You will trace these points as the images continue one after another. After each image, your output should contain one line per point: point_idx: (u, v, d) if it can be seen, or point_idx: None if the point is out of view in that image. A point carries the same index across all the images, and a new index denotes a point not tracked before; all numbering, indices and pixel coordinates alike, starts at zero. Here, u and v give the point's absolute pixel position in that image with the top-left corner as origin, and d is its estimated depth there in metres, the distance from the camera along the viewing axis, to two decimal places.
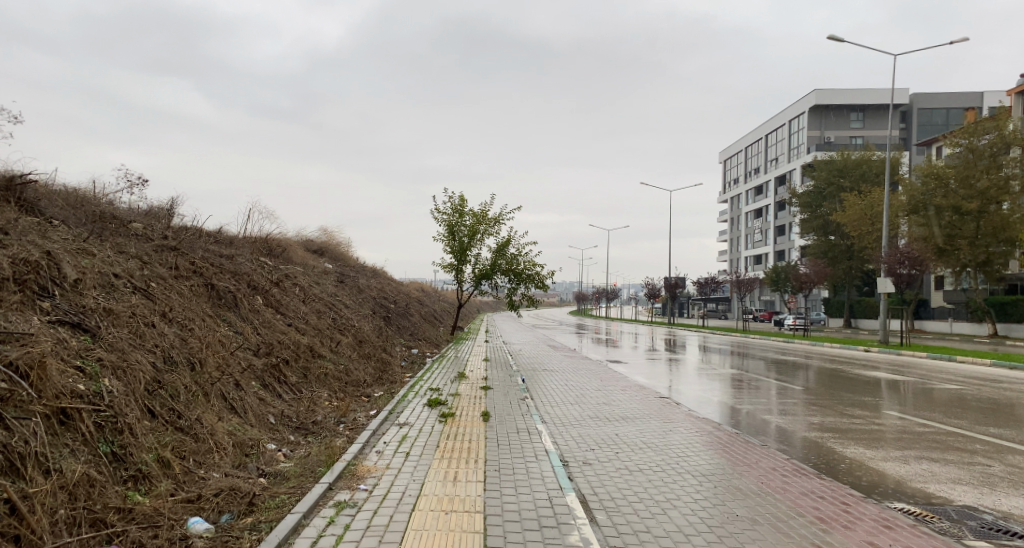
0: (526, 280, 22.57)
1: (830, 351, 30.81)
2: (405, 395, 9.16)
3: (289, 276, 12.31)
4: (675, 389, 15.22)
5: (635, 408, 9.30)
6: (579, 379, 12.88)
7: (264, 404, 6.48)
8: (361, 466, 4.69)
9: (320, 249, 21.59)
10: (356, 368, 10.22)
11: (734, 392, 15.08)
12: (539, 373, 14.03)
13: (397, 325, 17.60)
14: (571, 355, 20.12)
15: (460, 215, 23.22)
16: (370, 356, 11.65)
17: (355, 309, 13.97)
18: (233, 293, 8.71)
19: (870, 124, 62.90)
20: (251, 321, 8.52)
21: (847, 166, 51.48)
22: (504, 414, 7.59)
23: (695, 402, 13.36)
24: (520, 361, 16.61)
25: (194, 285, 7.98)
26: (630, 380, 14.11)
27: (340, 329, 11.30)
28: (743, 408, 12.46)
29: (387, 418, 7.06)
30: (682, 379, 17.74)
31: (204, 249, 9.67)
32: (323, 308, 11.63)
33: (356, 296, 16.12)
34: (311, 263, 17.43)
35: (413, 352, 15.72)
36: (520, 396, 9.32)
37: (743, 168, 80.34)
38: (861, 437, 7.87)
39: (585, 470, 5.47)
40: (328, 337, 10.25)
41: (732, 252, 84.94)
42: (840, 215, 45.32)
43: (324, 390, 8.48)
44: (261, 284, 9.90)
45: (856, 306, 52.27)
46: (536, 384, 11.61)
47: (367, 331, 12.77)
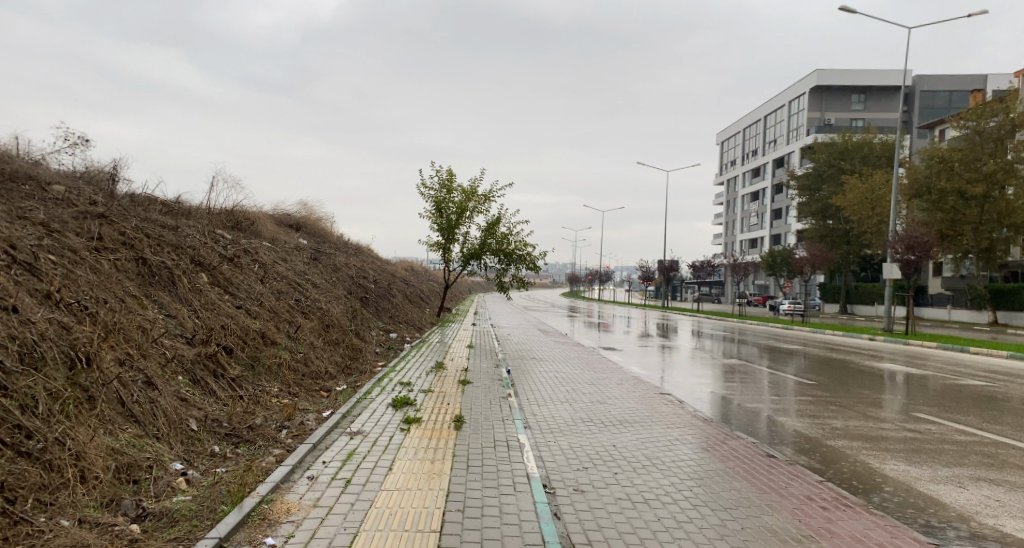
0: (517, 262, 21.36)
1: (829, 338, 30.05)
2: (370, 390, 8.00)
3: (249, 251, 11.03)
4: (673, 379, 14.20)
5: (630, 408, 8.25)
6: (569, 370, 11.80)
7: (188, 406, 5.31)
8: (278, 505, 3.54)
9: (296, 224, 20.27)
10: (318, 358, 9.08)
11: (737, 384, 14.12)
12: (528, 362, 12.96)
13: (376, 306, 16.40)
14: (562, 341, 19.04)
15: (448, 190, 21.93)
16: (338, 342, 10.52)
17: (325, 289, 12.77)
18: (171, 269, 7.46)
19: (871, 107, 61.62)
20: (191, 304, 7.31)
21: (848, 149, 50.35)
22: (480, 419, 6.45)
23: (697, 395, 12.37)
24: (508, 348, 15.51)
25: (118, 259, 6.73)
26: (626, 370, 13.09)
27: (304, 312, 10.13)
28: (748, 401, 11.48)
29: (339, 424, 5.94)
30: (680, 368, 16.74)
31: (142, 218, 8.39)
32: (285, 289, 10.42)
33: (331, 275, 14.93)
34: (284, 238, 16.15)
35: (392, 336, 14.59)
36: (502, 393, 8.20)
37: (741, 150, 78.92)
38: (897, 448, 6.92)
39: (575, 501, 4.38)
40: (286, 323, 9.06)
41: (727, 236, 84.06)
42: (839, 198, 44.34)
43: (274, 385, 7.34)
44: (209, 260, 8.65)
45: (852, 292, 51.75)
46: (522, 377, 10.49)
47: (337, 314, 11.59)
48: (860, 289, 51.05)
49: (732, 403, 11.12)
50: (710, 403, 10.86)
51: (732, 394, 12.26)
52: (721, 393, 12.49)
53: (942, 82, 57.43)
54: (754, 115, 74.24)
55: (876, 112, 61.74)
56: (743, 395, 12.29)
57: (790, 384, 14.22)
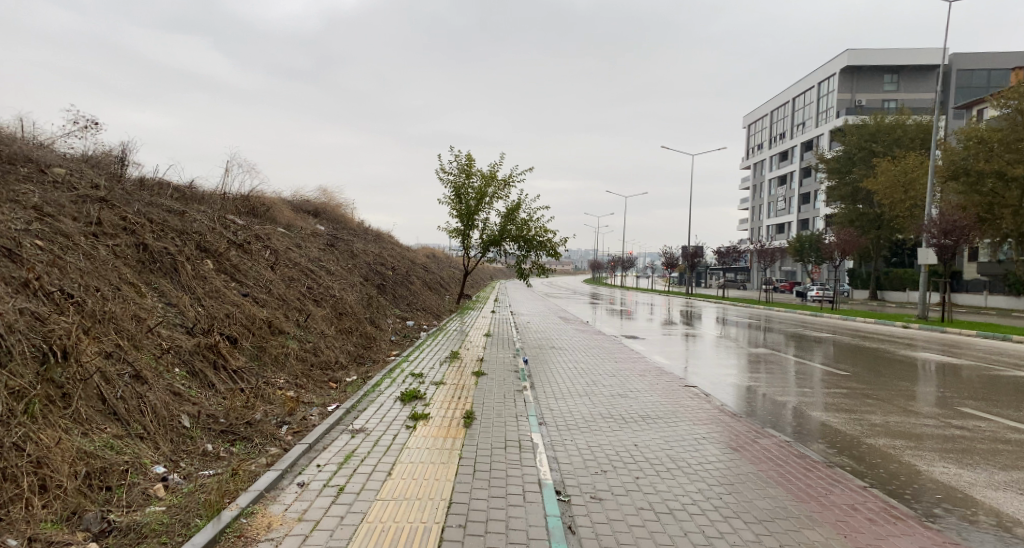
0: (537, 248, 20.86)
1: (860, 326, 29.03)
2: (380, 381, 7.67)
3: (261, 237, 10.75)
4: (697, 368, 13.68)
5: (654, 402, 7.76)
6: (590, 360, 11.35)
7: (182, 401, 5.01)
8: (258, 521, 3.19)
9: (314, 211, 20.07)
10: (329, 347, 8.77)
11: (766, 374, 13.50)
12: (546, 352, 12.52)
13: (394, 293, 16.12)
14: (583, 329, 18.59)
15: (467, 175, 21.48)
16: (351, 331, 10.21)
17: (341, 276, 12.47)
18: (174, 255, 7.17)
19: (904, 87, 59.22)
20: (194, 292, 7.02)
21: (881, 131, 48.44)
22: (493, 416, 6.05)
23: (724, 385, 11.82)
24: (527, 337, 15.06)
25: (117, 245, 6.44)
26: (649, 360, 12.58)
27: (315, 300, 9.82)
28: (777, 391, 10.93)
29: (343, 420, 5.59)
30: (704, 357, 16.17)
31: (147, 202, 8.11)
32: (298, 276, 10.12)
33: (347, 261, 14.67)
34: (300, 224, 15.93)
35: (409, 323, 14.29)
36: (517, 386, 7.79)
37: (768, 133, 76.74)
38: (946, 448, 6.35)
39: (592, 512, 3.95)
40: (297, 311, 8.76)
41: (754, 221, 82.19)
42: (871, 182, 42.75)
43: (281, 378, 7.04)
44: (217, 245, 8.36)
45: (883, 278, 50.14)
46: (540, 368, 10.07)
47: (352, 302, 11.28)
48: (892, 275, 49.44)
49: (760, 393, 10.59)
50: (737, 394, 10.36)
51: (760, 383, 11.71)
52: (747, 383, 11.94)
53: (982, 60, 54.80)
54: (782, 97, 71.99)
55: (911, 93, 59.34)
56: (771, 384, 11.74)
57: (822, 373, 13.56)
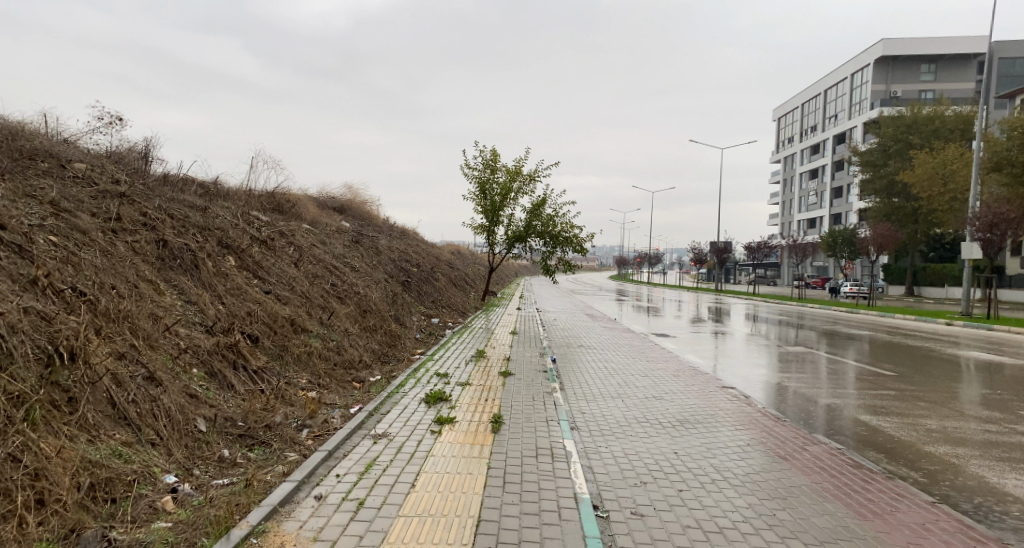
0: (563, 243, 20.44)
1: (900, 323, 27.91)
2: (404, 382, 7.40)
3: (285, 233, 10.59)
4: (730, 367, 13.13)
5: (692, 405, 7.34)
6: (620, 359, 10.93)
7: (199, 404, 4.80)
8: (270, 539, 2.94)
9: (340, 207, 20.03)
10: (353, 345, 8.55)
11: (805, 371, 12.88)
12: (574, 350, 12.12)
13: (418, 290, 15.91)
14: (611, 327, 18.13)
15: (492, 170, 21.16)
16: (375, 328, 9.99)
17: (365, 273, 12.28)
18: (194, 251, 7.01)
19: (943, 77, 56.95)
20: (215, 289, 6.84)
21: (918, 121, 46.57)
22: (522, 420, 5.73)
23: (762, 384, 11.27)
24: (554, 335, 14.69)
25: (136, 242, 6.30)
26: (681, 359, 12.10)
27: (339, 297, 9.63)
28: (818, 390, 10.36)
29: (365, 423, 5.34)
30: (737, 355, 15.58)
31: (169, 198, 7.98)
32: (321, 273, 9.93)
33: (372, 258, 14.50)
34: (325, 221, 15.83)
35: (434, 321, 14.06)
36: (546, 387, 7.45)
37: (798, 126, 74.68)
38: (1017, 459, 5.78)
39: (634, 530, 3.60)
40: (320, 309, 8.56)
41: (784, 216, 80.25)
42: (908, 174, 41.14)
43: (304, 378, 6.82)
44: (239, 241, 8.19)
45: (920, 273, 48.41)
46: (569, 367, 9.70)
47: (376, 299, 11.05)
48: (930, 270, 47.60)
49: (800, 393, 10.04)
50: (776, 393, 9.83)
51: (799, 382, 11.13)
52: (784, 382, 11.38)
53: None
54: (814, 88, 69.96)
55: (949, 82, 57.01)
56: (812, 383, 11.15)
57: (864, 372, 12.89)
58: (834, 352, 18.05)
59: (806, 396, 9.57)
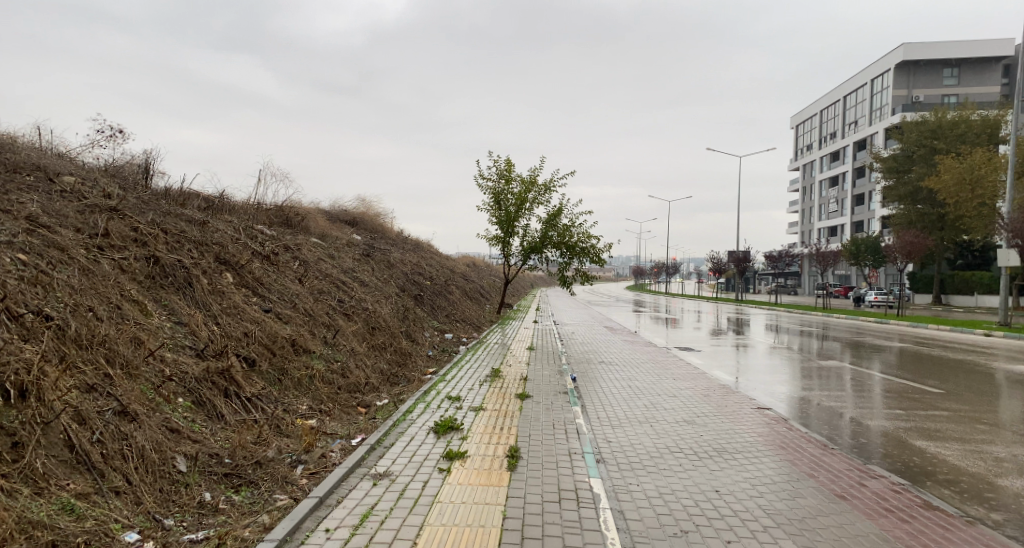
0: (580, 254, 19.81)
1: (932, 333, 26.76)
2: (414, 406, 6.87)
3: (291, 247, 10.17)
4: (759, 380, 12.41)
5: (728, 430, 6.69)
6: (645, 376, 10.27)
7: (180, 439, 4.31)
8: None
9: (351, 220, 19.68)
10: (360, 366, 8.05)
11: (842, 386, 12.07)
12: (594, 367, 11.46)
13: (432, 304, 15.43)
14: (631, 340, 17.46)
15: (506, 181, 20.68)
16: (384, 346, 9.48)
17: (375, 287, 11.81)
18: (188, 268, 6.57)
19: (966, 80, 55.45)
20: (210, 309, 6.39)
21: (943, 126, 45.20)
22: (541, 454, 5.15)
23: (798, 401, 10.51)
24: (572, 350, 14.06)
25: (124, 259, 5.88)
26: (708, 375, 11.38)
27: (346, 315, 9.16)
28: (858, 407, 9.62)
29: (367, 459, 4.81)
30: (764, 367, 14.84)
31: (165, 212, 7.58)
32: (328, 289, 9.47)
33: (383, 272, 14.05)
34: (335, 234, 15.45)
35: (447, 336, 13.52)
36: (567, 412, 6.85)
37: (817, 133, 73.38)
38: None
39: None
40: (326, 327, 8.09)
41: (804, 223, 78.76)
42: (934, 180, 39.84)
43: (305, 405, 6.32)
44: (238, 257, 7.76)
45: (947, 281, 46.91)
46: (589, 386, 9.08)
47: (385, 315, 10.55)
48: (958, 277, 46.04)
49: (839, 409, 9.32)
50: (812, 410, 9.13)
51: (836, 398, 10.40)
52: (817, 397, 10.65)
53: None
54: (833, 94, 68.76)
55: (974, 86, 55.49)
56: (849, 399, 10.39)
57: (904, 386, 12.06)
58: (865, 363, 17.16)
59: (847, 414, 8.82)
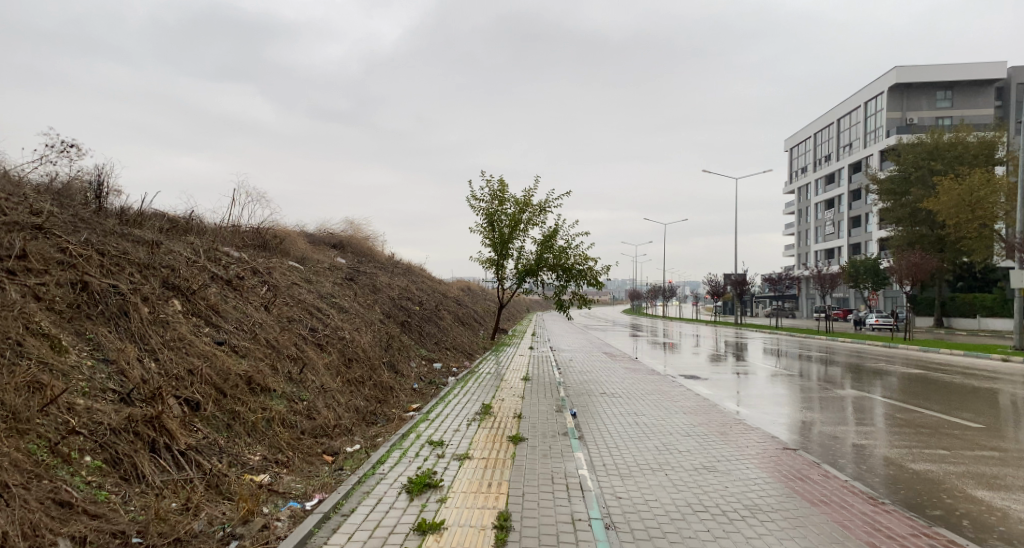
0: (577, 277, 18.92)
1: (943, 358, 25.86)
2: (389, 455, 5.86)
3: (260, 271, 9.27)
4: (776, 410, 11.37)
5: (756, 480, 5.71)
6: (653, 411, 9.24)
7: (70, 516, 3.34)
8: None
9: (337, 243, 18.82)
10: (331, 404, 7.09)
11: (866, 415, 11.09)
12: (595, 399, 10.46)
13: (420, 330, 14.46)
14: (632, 368, 16.39)
15: (500, 201, 19.89)
16: (362, 381, 8.54)
17: (356, 314, 10.85)
18: (126, 295, 5.66)
19: (960, 103, 55.49)
20: (149, 343, 5.46)
21: (939, 147, 44.89)
22: (537, 522, 4.19)
23: (822, 432, 9.52)
24: (569, 380, 13.01)
25: (38, 286, 4.96)
26: (721, 408, 10.38)
27: (317, 346, 8.22)
28: (892, 441, 8.61)
29: (318, 534, 3.82)
30: (776, 396, 13.78)
31: (109, 232, 6.70)
32: (298, 316, 8.53)
33: (367, 297, 13.14)
34: (317, 257, 14.58)
35: (435, 366, 12.57)
36: (567, 459, 5.86)
37: (812, 155, 73.36)
38: None
39: None
40: (292, 361, 7.14)
41: (801, 246, 78.37)
42: (933, 201, 39.30)
43: (257, 456, 5.35)
44: (191, 281, 6.84)
45: (948, 304, 46.07)
46: (591, 424, 8.08)
47: (365, 344, 9.61)
48: (960, 300, 45.13)
49: (873, 444, 8.30)
50: (845, 445, 8.10)
51: (865, 431, 9.37)
52: (843, 430, 9.66)
53: None
54: (826, 117, 68.91)
55: (967, 109, 55.54)
56: (878, 432, 9.36)
57: (932, 416, 11.12)
58: (881, 389, 16.15)
59: (883, 452, 7.82)
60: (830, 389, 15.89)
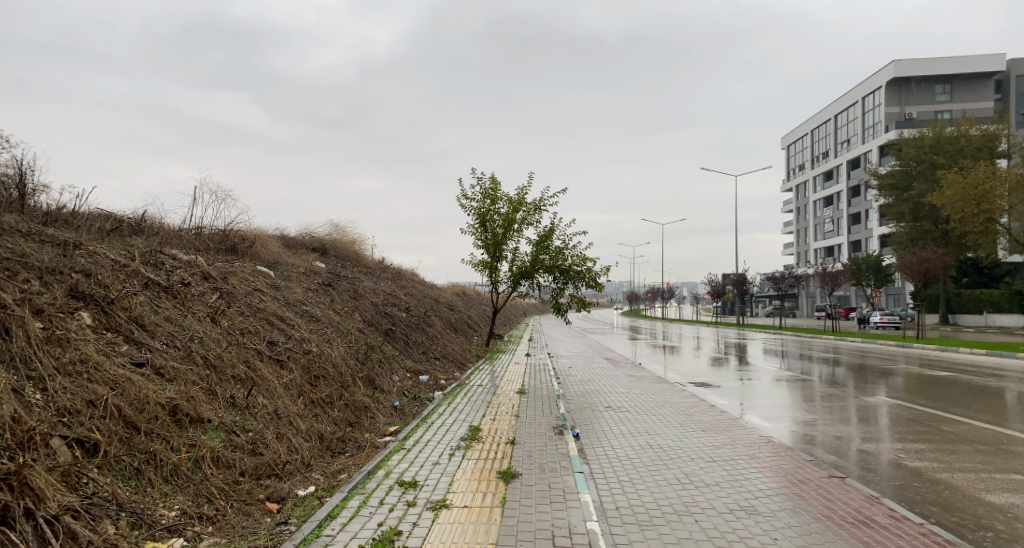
0: (575, 278, 17.64)
1: (956, 357, 24.78)
2: (345, 504, 4.61)
3: (213, 276, 8.11)
4: (797, 416, 10.23)
5: (809, 526, 4.50)
6: (667, 430, 8.00)
7: None
8: None
9: (319, 247, 17.66)
10: (287, 433, 5.91)
11: (901, 419, 9.94)
12: (599, 414, 9.26)
13: (406, 339, 13.30)
14: (636, 375, 15.23)
15: (493, 200, 18.76)
16: (329, 401, 7.38)
17: (329, 323, 9.68)
18: (8, 307, 4.48)
19: (959, 96, 54.52)
20: (35, 369, 4.28)
21: (941, 141, 43.93)
22: None
23: (858, 439, 8.34)
24: (568, 392, 11.77)
25: None
26: (740, 420, 9.18)
27: (274, 363, 7.05)
28: (937, 446, 7.54)
29: None
30: (791, 401, 12.66)
31: (6, 231, 5.53)
32: (254, 328, 7.37)
33: (347, 304, 11.98)
34: (293, 261, 13.43)
35: (422, 379, 11.40)
36: (570, 506, 4.65)
37: (810, 153, 72.50)
38: None
39: None
40: (239, 383, 5.97)
41: (799, 245, 77.51)
42: (937, 196, 38.22)
43: (172, 511, 4.15)
44: (111, 289, 5.66)
45: (953, 300, 45.11)
46: (598, 448, 6.86)
47: (336, 356, 8.44)
48: (966, 296, 44.01)
49: (921, 451, 7.20)
50: (889, 456, 6.99)
51: (908, 439, 8.18)
52: (881, 436, 8.46)
53: None
54: (823, 114, 68.02)
55: (967, 103, 54.65)
56: (925, 438, 8.14)
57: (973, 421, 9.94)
58: (898, 389, 15.09)
59: (939, 467, 6.60)
60: (843, 391, 14.80)
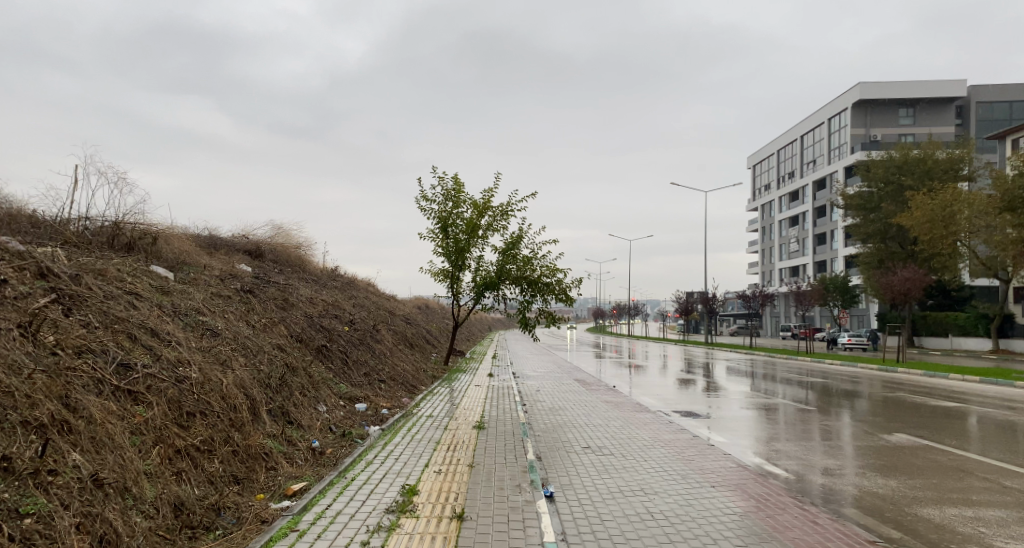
0: (543, 291, 15.72)
1: (936, 380, 23.74)
2: None
3: (57, 273, 5.93)
4: (813, 452, 8.50)
5: None
6: (669, 486, 6.09)
7: None
8: None
9: (252, 249, 15.35)
10: (109, 512, 3.79)
11: (932, 454, 8.29)
12: (576, 457, 7.28)
13: (345, 357, 11.20)
14: (613, 402, 13.32)
15: (455, 203, 16.83)
16: (204, 448, 5.26)
17: (233, 339, 7.55)
18: None
19: (922, 120, 55.34)
20: None
21: (908, 162, 43.96)
22: None
23: (906, 485, 6.58)
24: (536, 425, 9.74)
25: None
26: (750, 466, 7.32)
27: (120, 398, 4.91)
28: (1015, 503, 5.78)
29: None
30: (792, 429, 10.94)
31: None
32: (99, 346, 5.23)
33: (268, 314, 9.81)
34: (209, 263, 11.18)
35: (358, 407, 9.28)
36: None
37: (776, 173, 73.00)
38: None
39: None
40: (30, 433, 3.82)
41: (764, 264, 77.81)
42: (906, 216, 37.79)
43: None
44: None
45: (919, 322, 44.99)
46: (583, 521, 4.89)
47: (227, 382, 6.30)
48: (931, 318, 43.89)
49: (1002, 515, 5.43)
50: (966, 526, 5.19)
51: (962, 486, 6.48)
52: (929, 480, 6.75)
53: None
54: (790, 134, 68.49)
55: (930, 127, 55.42)
56: (983, 484, 6.47)
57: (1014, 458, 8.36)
58: (894, 413, 13.59)
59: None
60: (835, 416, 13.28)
